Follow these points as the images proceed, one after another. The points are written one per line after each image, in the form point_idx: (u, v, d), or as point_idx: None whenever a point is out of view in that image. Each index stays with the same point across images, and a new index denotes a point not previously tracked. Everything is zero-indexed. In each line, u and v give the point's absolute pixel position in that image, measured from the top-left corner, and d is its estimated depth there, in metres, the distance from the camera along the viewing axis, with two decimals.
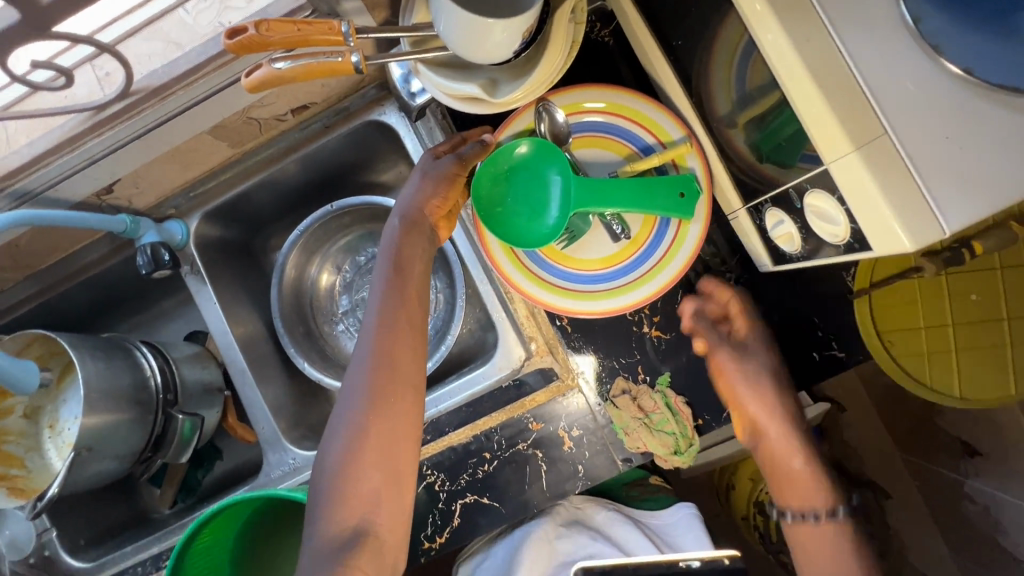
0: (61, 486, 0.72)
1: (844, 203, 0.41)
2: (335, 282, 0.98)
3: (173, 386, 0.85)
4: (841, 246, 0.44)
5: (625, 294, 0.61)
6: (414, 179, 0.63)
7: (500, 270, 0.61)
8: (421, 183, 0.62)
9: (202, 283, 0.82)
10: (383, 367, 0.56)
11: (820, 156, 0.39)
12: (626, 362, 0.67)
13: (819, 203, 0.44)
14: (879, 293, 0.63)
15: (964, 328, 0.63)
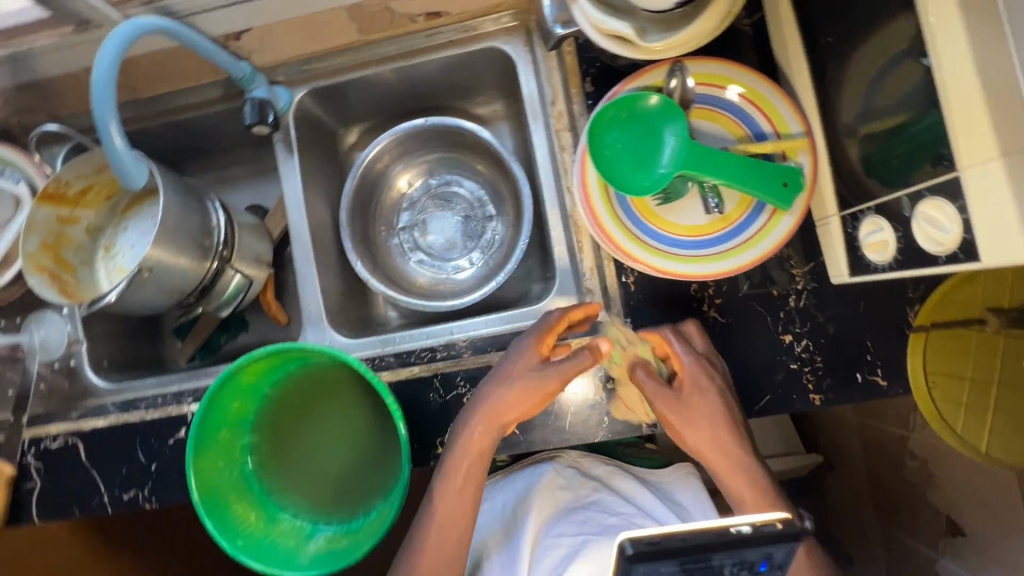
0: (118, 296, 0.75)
1: (965, 210, 0.42)
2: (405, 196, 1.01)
3: (231, 244, 0.88)
4: (942, 257, 0.46)
5: (704, 263, 0.63)
6: (518, 367, 0.65)
7: (591, 206, 0.63)
8: (514, 386, 0.64)
9: (289, 154, 0.84)
10: (445, 534, 0.65)
11: (955, 162, 0.43)
12: None
13: (934, 211, 0.45)
14: (939, 335, 0.65)
15: (1006, 390, 0.66)
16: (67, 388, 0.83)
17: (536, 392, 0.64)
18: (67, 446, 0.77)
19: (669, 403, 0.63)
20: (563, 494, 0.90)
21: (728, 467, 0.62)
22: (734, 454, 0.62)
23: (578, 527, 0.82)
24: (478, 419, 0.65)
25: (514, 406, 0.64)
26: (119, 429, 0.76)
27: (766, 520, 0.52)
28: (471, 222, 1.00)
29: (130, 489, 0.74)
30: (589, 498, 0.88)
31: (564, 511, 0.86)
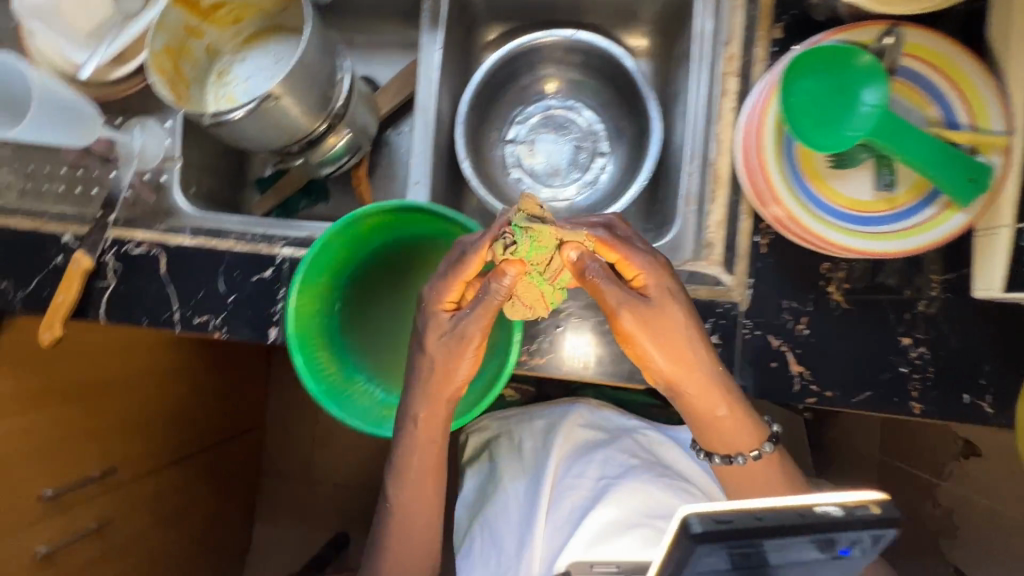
0: (242, 116, 0.72)
1: None
2: (525, 112, 0.98)
3: (347, 107, 0.84)
4: None
5: (853, 238, 0.61)
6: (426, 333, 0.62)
7: (760, 151, 0.61)
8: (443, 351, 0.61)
9: (434, 28, 0.81)
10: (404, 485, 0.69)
11: None
12: (795, 306, 0.67)
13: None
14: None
15: None
16: (152, 202, 0.81)
17: (466, 342, 0.60)
18: (150, 255, 0.75)
19: (630, 314, 0.57)
20: (581, 434, 1.02)
21: (699, 390, 0.62)
22: (703, 386, 0.61)
23: (602, 468, 0.95)
24: (420, 382, 0.63)
25: (447, 368, 0.62)
26: (204, 252, 0.74)
27: (852, 501, 0.46)
28: (581, 153, 0.97)
29: (203, 313, 0.73)
30: (608, 441, 1.01)
31: (589, 452, 0.98)
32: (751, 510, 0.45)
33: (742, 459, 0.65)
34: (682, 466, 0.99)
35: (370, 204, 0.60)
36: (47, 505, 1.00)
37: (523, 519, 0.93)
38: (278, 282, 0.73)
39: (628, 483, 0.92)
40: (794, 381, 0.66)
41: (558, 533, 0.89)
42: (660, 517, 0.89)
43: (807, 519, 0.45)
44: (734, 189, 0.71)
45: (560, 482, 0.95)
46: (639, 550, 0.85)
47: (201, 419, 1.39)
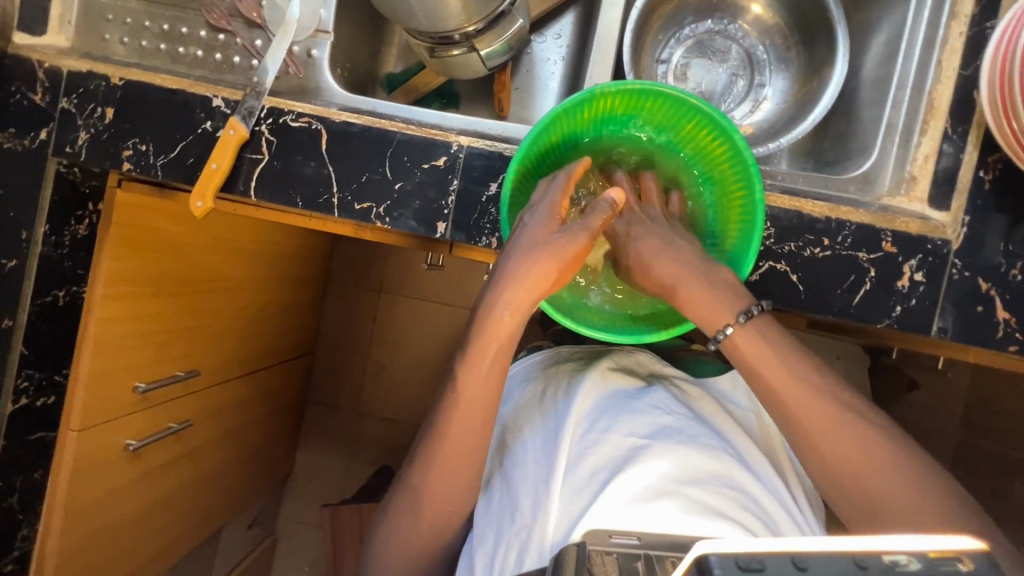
0: None
1: None
2: (685, 32, 0.91)
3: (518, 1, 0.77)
4: None
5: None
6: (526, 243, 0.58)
7: (992, 53, 0.60)
8: (540, 254, 0.57)
9: None
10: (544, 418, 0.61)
11: None
12: (1011, 250, 0.63)
13: None
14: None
15: None
16: (300, 78, 0.75)
17: (568, 247, 0.57)
18: (309, 130, 0.68)
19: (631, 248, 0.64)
20: (618, 373, 0.70)
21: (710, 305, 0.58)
22: (696, 294, 0.59)
23: (647, 415, 0.62)
24: (513, 291, 0.58)
25: (541, 278, 0.57)
26: (369, 134, 0.68)
27: (935, 551, 0.29)
28: (737, 81, 0.90)
29: (366, 200, 0.68)
30: (660, 385, 0.69)
31: (632, 394, 0.67)
32: (790, 552, 0.30)
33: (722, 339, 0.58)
34: (741, 438, 0.65)
35: (591, 87, 0.59)
36: (137, 400, 0.93)
37: (526, 476, 0.60)
38: (452, 174, 0.67)
39: (681, 439, 0.59)
40: (999, 327, 0.63)
41: (580, 497, 0.55)
42: (704, 485, 0.55)
43: (875, 575, 0.28)
44: (954, 121, 0.66)
45: (581, 429, 0.61)
46: (685, 521, 0.51)
47: (271, 328, 1.32)
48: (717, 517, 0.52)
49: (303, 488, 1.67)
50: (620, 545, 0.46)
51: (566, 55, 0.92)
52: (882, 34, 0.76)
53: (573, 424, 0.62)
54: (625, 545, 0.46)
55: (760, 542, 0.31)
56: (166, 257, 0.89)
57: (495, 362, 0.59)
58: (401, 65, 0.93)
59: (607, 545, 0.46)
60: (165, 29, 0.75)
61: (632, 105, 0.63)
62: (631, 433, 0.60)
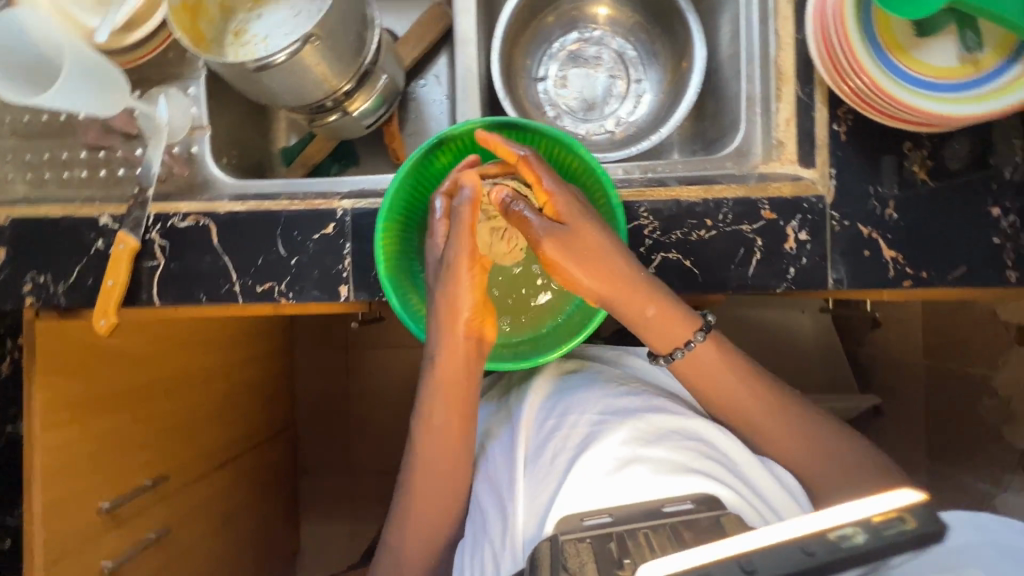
0: (286, 58, 0.67)
1: None
2: (554, 47, 0.94)
3: (378, 54, 0.79)
4: None
5: (961, 106, 0.58)
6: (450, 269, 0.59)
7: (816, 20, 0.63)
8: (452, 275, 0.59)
9: None
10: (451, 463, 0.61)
11: None
12: (881, 192, 0.66)
13: None
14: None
15: None
16: (187, 176, 0.77)
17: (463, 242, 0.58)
18: (199, 226, 0.70)
19: (551, 241, 0.58)
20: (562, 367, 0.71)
21: (660, 333, 0.61)
22: (666, 313, 0.60)
23: (602, 392, 0.61)
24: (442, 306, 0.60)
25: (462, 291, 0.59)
26: (256, 217, 0.70)
27: (875, 517, 0.36)
28: (616, 82, 0.94)
29: (266, 281, 0.69)
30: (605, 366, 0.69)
31: (582, 377, 0.66)
32: (739, 557, 0.35)
33: (681, 355, 0.61)
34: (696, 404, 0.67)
35: (434, 134, 0.63)
36: (104, 519, 0.92)
37: (492, 486, 0.59)
38: (342, 237, 0.69)
39: (634, 405, 0.59)
40: (889, 267, 0.65)
41: (544, 488, 0.53)
42: (669, 443, 0.54)
43: (823, 558, 0.34)
44: (802, 82, 0.68)
45: (536, 426, 0.60)
46: (657, 483, 0.49)
47: (240, 414, 1.31)
48: (688, 471, 0.51)
49: (315, 561, 1.65)
50: (592, 528, 0.45)
51: (449, 93, 0.95)
52: (727, 14, 0.80)
53: (525, 423, 0.61)
54: (597, 527, 0.45)
55: (714, 552, 0.36)
56: (97, 371, 0.88)
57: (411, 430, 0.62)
58: (293, 136, 0.94)
59: (579, 531, 0.44)
60: (46, 159, 0.76)
61: (485, 141, 0.68)
62: (583, 412, 0.58)
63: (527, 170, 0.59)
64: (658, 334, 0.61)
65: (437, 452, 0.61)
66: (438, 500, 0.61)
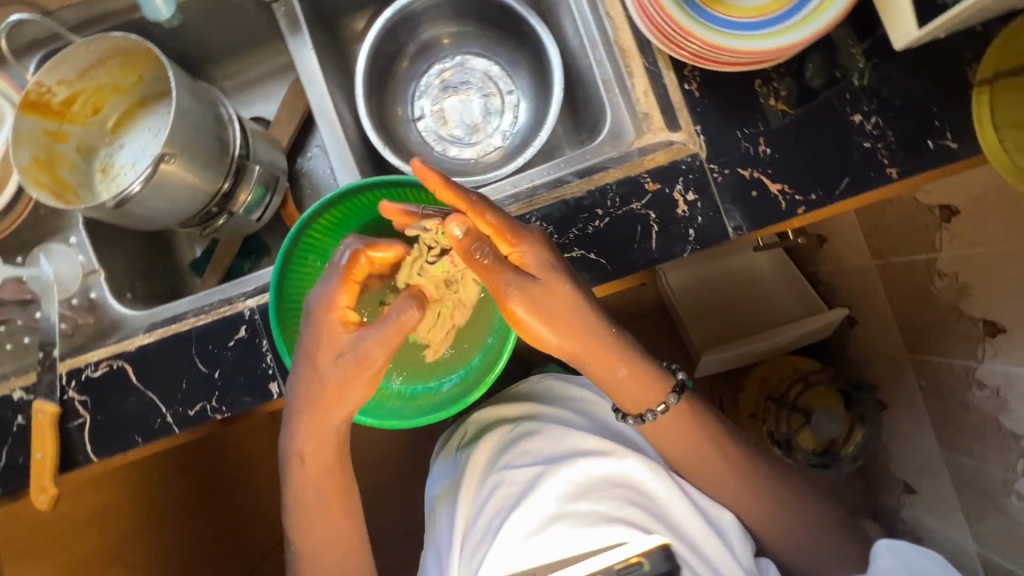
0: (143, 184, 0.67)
1: None
2: (421, 85, 0.95)
3: (246, 146, 0.79)
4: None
5: (806, 26, 0.60)
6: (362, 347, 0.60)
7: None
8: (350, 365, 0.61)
9: (298, 31, 0.78)
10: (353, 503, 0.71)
11: None
12: (749, 133, 0.67)
13: None
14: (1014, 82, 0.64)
15: None
16: (92, 322, 0.75)
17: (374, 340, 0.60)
18: (115, 369, 0.69)
19: (520, 295, 0.59)
20: (502, 413, 0.87)
21: (633, 392, 0.67)
22: (639, 375, 0.67)
23: (545, 448, 0.77)
24: (330, 381, 0.61)
25: (364, 364, 0.60)
26: (167, 343, 0.69)
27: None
28: (490, 100, 0.95)
29: (196, 402, 0.68)
30: (539, 411, 0.85)
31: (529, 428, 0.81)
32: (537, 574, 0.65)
33: (651, 416, 0.69)
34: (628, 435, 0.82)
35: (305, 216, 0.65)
36: None
37: (446, 535, 0.76)
38: (257, 335, 0.68)
39: (570, 453, 0.75)
40: (780, 200, 0.67)
41: (486, 540, 0.70)
42: (595, 494, 0.71)
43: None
44: (645, 53, 0.70)
45: (489, 481, 0.77)
46: (579, 537, 0.66)
47: None
48: (606, 523, 0.67)
49: None
50: None
51: None
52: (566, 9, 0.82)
53: (470, 479, 0.79)
54: None
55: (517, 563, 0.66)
56: None
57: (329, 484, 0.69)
58: (200, 246, 0.91)
59: None
60: None
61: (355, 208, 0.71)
62: (520, 471, 0.75)
63: (485, 218, 0.60)
64: (625, 394, 0.68)
65: (324, 501, 0.69)
66: (335, 545, 0.70)
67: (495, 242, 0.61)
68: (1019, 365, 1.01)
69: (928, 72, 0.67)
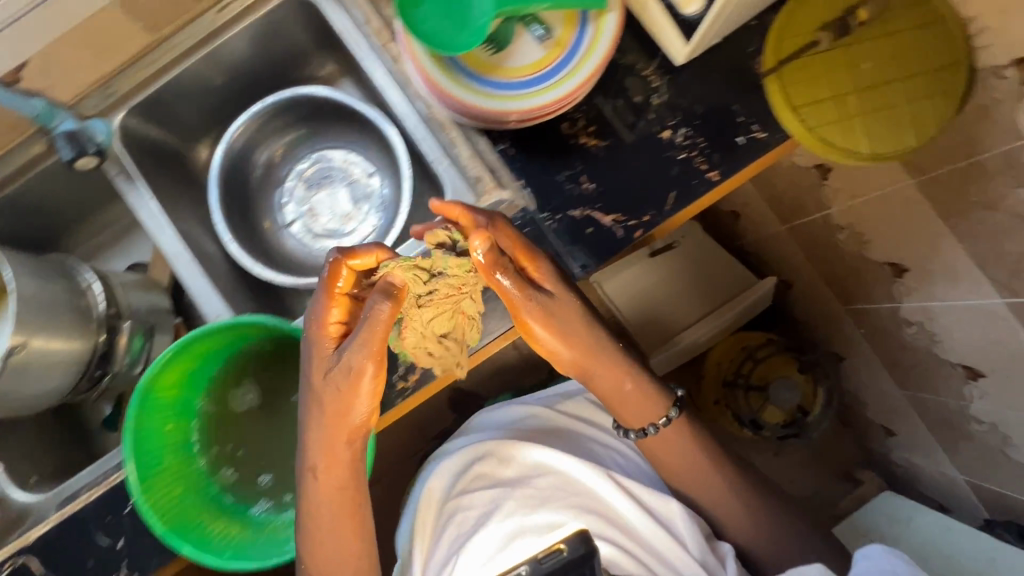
0: None
1: None
2: (281, 186, 0.97)
3: (115, 302, 0.80)
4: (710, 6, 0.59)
5: (584, 67, 0.63)
6: (352, 348, 0.59)
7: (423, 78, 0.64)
8: (349, 376, 0.60)
9: (132, 182, 0.79)
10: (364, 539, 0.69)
11: None
12: (570, 174, 0.69)
13: None
14: (801, 61, 0.68)
15: (862, 94, 0.68)
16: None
17: (367, 348, 0.59)
18: (19, 566, 0.69)
19: (540, 312, 0.63)
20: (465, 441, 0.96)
21: (620, 402, 0.74)
22: (642, 397, 0.74)
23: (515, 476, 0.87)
24: (336, 392, 0.61)
25: (359, 373, 0.59)
26: (65, 527, 0.69)
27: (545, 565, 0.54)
28: (353, 188, 0.97)
29: None
30: (499, 430, 0.95)
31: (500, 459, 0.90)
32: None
33: (653, 429, 0.76)
34: (590, 447, 0.93)
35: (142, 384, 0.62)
36: None
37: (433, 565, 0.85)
38: None
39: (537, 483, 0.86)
40: (616, 229, 0.69)
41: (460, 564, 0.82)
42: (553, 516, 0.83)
43: None
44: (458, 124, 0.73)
45: (469, 508, 0.86)
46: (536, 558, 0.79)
47: None
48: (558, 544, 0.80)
49: None
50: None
51: None
52: None
53: (432, 496, 0.91)
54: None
55: None
56: None
57: (334, 515, 0.66)
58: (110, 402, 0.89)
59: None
60: None
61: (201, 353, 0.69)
62: (483, 488, 0.87)
63: (507, 232, 0.61)
64: (619, 402, 0.74)
65: (336, 544, 0.67)
66: (348, 569, 0.69)
67: (517, 256, 0.63)
68: (932, 299, 1.03)
69: (718, 75, 0.69)
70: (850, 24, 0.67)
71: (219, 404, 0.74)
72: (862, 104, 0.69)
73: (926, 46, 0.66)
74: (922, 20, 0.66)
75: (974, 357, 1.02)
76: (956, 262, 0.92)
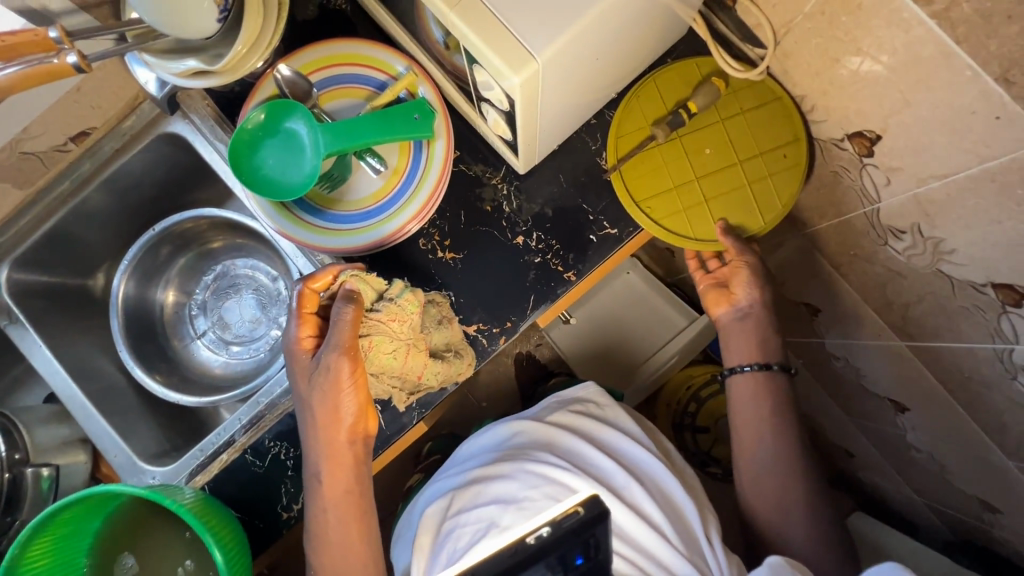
0: None
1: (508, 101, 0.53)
2: (186, 305, 0.96)
3: (20, 444, 0.81)
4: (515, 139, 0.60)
5: (419, 195, 0.67)
6: (325, 351, 0.60)
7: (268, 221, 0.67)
8: (326, 388, 0.62)
9: (24, 329, 0.81)
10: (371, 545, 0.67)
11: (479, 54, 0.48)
12: (430, 289, 0.71)
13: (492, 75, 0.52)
14: (646, 151, 0.71)
15: (707, 180, 0.72)
16: None
17: (334, 356, 0.60)
18: None
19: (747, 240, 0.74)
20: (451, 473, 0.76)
21: (745, 344, 0.75)
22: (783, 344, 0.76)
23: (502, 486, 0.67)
24: (320, 399, 0.62)
25: (335, 375, 0.60)
26: None
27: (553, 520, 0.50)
28: (261, 295, 0.96)
29: None
30: (490, 444, 0.77)
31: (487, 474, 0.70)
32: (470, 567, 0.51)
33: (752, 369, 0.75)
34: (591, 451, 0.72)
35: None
36: None
37: None
38: None
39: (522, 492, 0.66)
40: (479, 338, 0.70)
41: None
42: None
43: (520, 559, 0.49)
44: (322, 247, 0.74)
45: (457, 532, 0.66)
46: None
47: None
48: None
49: None
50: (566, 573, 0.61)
51: None
52: None
53: (432, 515, 0.71)
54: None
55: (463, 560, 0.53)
56: None
57: (342, 517, 0.66)
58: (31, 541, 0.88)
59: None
60: None
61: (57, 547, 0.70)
62: (485, 500, 0.67)
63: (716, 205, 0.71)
64: (731, 337, 0.76)
65: (340, 542, 0.66)
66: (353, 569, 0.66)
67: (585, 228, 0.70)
68: (846, 337, 1.01)
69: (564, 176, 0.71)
70: (682, 118, 0.70)
71: (102, 572, 0.75)
72: (709, 188, 0.71)
73: (757, 130, 0.71)
74: (765, 94, 0.71)
75: (899, 393, 0.99)
76: (856, 306, 0.91)
